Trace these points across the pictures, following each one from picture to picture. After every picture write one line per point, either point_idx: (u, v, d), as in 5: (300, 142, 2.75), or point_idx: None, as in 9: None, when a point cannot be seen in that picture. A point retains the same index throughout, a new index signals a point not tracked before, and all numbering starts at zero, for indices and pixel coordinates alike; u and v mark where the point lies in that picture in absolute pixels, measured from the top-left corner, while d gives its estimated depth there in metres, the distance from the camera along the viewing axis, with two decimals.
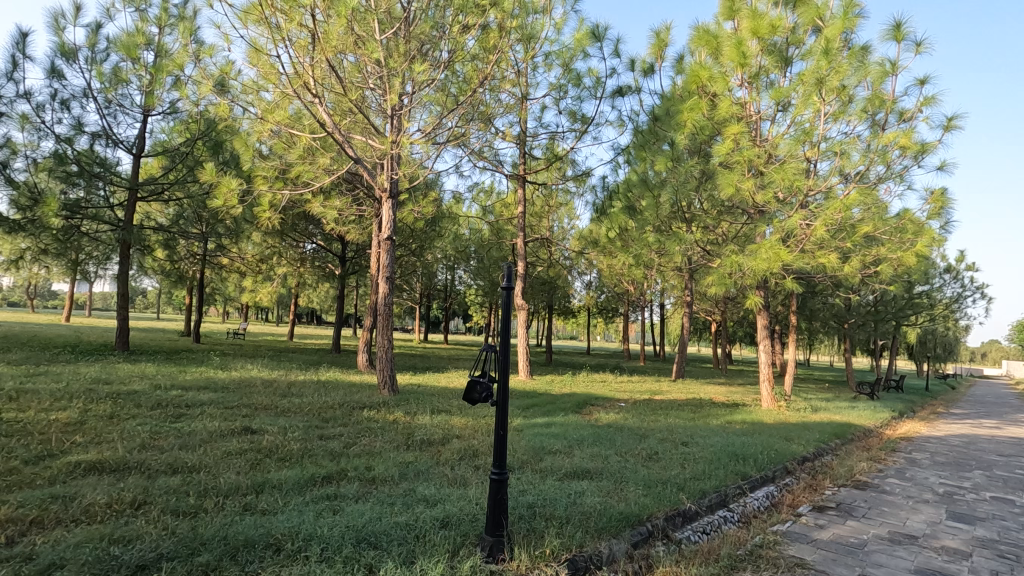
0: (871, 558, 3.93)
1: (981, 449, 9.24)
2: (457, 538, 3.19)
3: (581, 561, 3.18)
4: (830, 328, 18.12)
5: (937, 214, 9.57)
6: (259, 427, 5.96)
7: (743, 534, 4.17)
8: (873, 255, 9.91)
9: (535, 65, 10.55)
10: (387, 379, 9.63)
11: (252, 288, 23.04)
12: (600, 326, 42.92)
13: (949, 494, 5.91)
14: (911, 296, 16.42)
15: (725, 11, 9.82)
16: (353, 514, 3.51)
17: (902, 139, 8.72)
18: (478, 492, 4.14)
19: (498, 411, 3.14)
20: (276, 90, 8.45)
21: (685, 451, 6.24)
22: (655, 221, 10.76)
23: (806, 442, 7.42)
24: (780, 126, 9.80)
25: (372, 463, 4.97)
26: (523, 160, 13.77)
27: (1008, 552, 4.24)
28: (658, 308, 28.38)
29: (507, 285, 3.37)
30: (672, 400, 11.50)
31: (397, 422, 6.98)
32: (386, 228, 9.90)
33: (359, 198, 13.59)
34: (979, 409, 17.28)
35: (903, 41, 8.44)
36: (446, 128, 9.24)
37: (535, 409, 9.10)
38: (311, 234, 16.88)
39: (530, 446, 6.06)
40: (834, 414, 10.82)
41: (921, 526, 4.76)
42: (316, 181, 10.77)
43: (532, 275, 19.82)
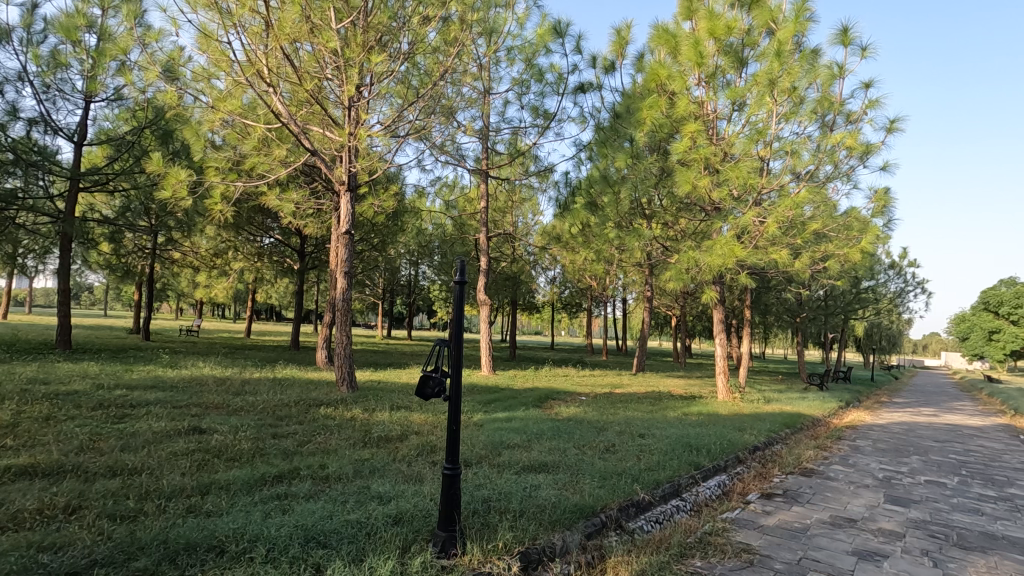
0: (813, 542, 4.10)
1: (919, 436, 9.76)
2: (409, 534, 3.16)
3: (534, 553, 3.21)
4: (784, 322, 18.77)
5: (881, 212, 10.02)
6: (209, 426, 5.77)
7: (694, 523, 4.28)
8: (822, 251, 10.30)
9: (497, 59, 10.48)
10: (346, 375, 9.47)
11: (206, 284, 22.24)
12: (565, 322, 43.24)
13: (887, 479, 6.22)
14: (858, 291, 17.29)
15: (684, 11, 10.00)
16: (304, 514, 3.43)
17: (848, 139, 9.08)
18: (432, 488, 4.12)
19: (451, 406, 3.12)
20: (228, 77, 8.14)
21: (641, 443, 6.37)
22: (616, 217, 10.90)
23: (758, 432, 7.66)
24: (736, 125, 10.07)
25: (326, 461, 4.87)
26: (486, 155, 13.74)
27: (939, 532, 4.49)
28: (621, 303, 28.80)
29: (461, 279, 3.35)
30: (631, 394, 11.66)
31: (354, 419, 6.88)
32: (345, 222, 9.74)
33: (317, 191, 13.27)
34: (919, 398, 18.28)
35: (850, 46, 8.79)
36: (407, 121, 9.14)
37: (496, 404, 9.11)
38: (268, 228, 16.41)
39: (489, 441, 6.06)
40: (785, 405, 11.23)
41: (861, 510, 4.98)
42: (272, 173, 10.46)
43: (495, 270, 19.77)
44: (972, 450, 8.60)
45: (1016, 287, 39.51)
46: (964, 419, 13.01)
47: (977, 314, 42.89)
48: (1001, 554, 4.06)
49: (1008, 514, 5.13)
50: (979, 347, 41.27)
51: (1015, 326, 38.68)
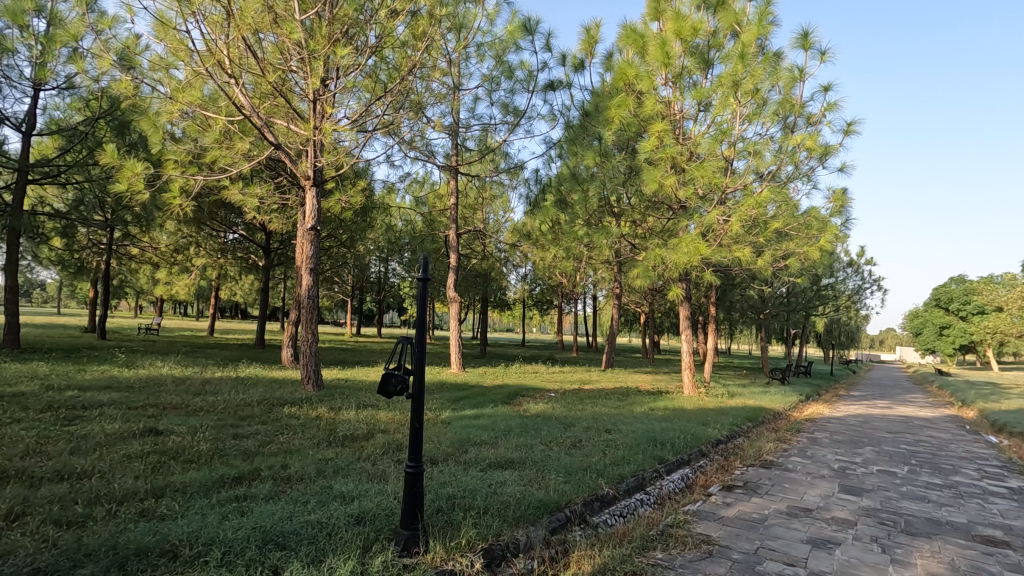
0: (770, 532, 4.22)
1: (873, 428, 10.15)
2: (371, 534, 3.13)
3: (498, 550, 3.22)
4: (749, 318, 19.22)
5: (838, 212, 10.35)
6: (166, 427, 5.59)
7: (657, 516, 4.34)
8: (783, 249, 10.57)
9: (466, 55, 10.40)
10: (311, 374, 9.31)
11: (166, 280, 21.52)
12: (536, 319, 43.36)
13: (842, 470, 6.44)
14: (818, 288, 17.86)
15: (651, 12, 10.13)
16: (263, 516, 3.35)
17: (808, 141, 9.36)
18: (396, 487, 4.08)
19: (414, 403, 3.09)
20: (187, 67, 7.86)
21: (607, 438, 6.45)
22: (585, 215, 10.98)
23: (721, 426, 7.83)
24: (702, 125, 10.26)
25: (289, 461, 4.78)
26: (456, 151, 13.64)
27: (888, 519, 4.67)
28: (591, 300, 29.03)
29: (424, 276, 3.32)
30: (599, 390, 11.79)
31: (319, 418, 6.76)
32: (310, 218, 9.57)
33: (282, 186, 12.99)
34: (875, 392, 19.01)
35: (810, 50, 9.04)
36: (375, 115, 9.02)
37: (464, 401, 9.06)
38: (232, 223, 15.98)
39: (457, 438, 6.04)
40: (748, 399, 11.52)
41: (817, 500, 5.15)
42: (234, 167, 10.18)
43: (465, 267, 19.70)
44: (921, 440, 8.99)
45: (965, 286, 41.40)
46: (916, 411, 13.57)
47: (929, 310, 44.83)
48: (944, 539, 4.26)
49: (952, 500, 5.38)
50: (931, 342, 43.06)
51: (963, 322, 40.54)
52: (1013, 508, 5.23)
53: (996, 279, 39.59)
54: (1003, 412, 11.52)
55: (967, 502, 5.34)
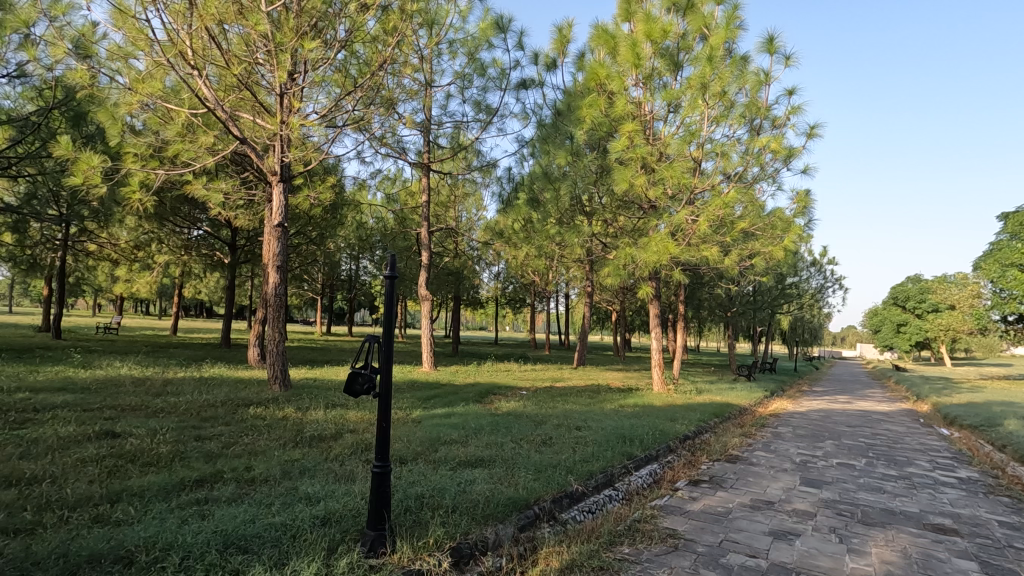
0: (734, 524, 4.32)
1: (834, 422, 10.49)
2: (336, 535, 3.09)
3: (466, 548, 3.21)
4: (717, 316, 19.61)
5: (802, 213, 10.65)
6: (124, 430, 5.40)
7: (625, 511, 4.40)
8: (749, 249, 10.82)
9: (439, 52, 10.31)
10: (278, 373, 9.13)
11: (126, 277, 20.80)
12: (509, 317, 43.42)
13: (804, 463, 6.64)
14: (782, 287, 18.36)
15: (622, 13, 10.25)
16: (225, 519, 3.27)
17: (773, 143, 9.59)
18: (364, 487, 4.03)
19: (381, 403, 3.06)
20: (147, 57, 7.58)
21: (577, 435, 6.50)
22: (557, 214, 11.03)
23: (688, 421, 7.98)
24: (671, 126, 10.42)
25: (254, 463, 4.67)
26: (428, 148, 13.53)
27: (845, 510, 4.84)
28: (563, 298, 29.20)
29: (391, 274, 3.28)
30: (571, 387, 11.87)
31: (286, 418, 6.64)
32: (277, 214, 9.37)
33: (248, 181, 12.66)
34: (836, 387, 19.65)
35: (775, 54, 9.28)
36: (345, 111, 8.87)
37: (436, 400, 9.01)
38: (196, 219, 15.52)
39: (427, 437, 6.00)
40: (715, 395, 11.77)
41: (779, 492, 5.30)
42: (198, 161, 9.88)
43: (437, 265, 19.58)
44: (878, 434, 9.33)
45: (921, 284, 43.11)
46: (874, 405, 14.08)
47: (887, 308, 46.55)
48: (897, 528, 4.43)
49: (905, 490, 5.61)
50: (889, 338, 44.73)
51: (919, 319, 42.18)
52: (962, 497, 5.47)
53: (949, 279, 41.34)
54: (955, 405, 12.04)
55: (920, 492, 5.57)
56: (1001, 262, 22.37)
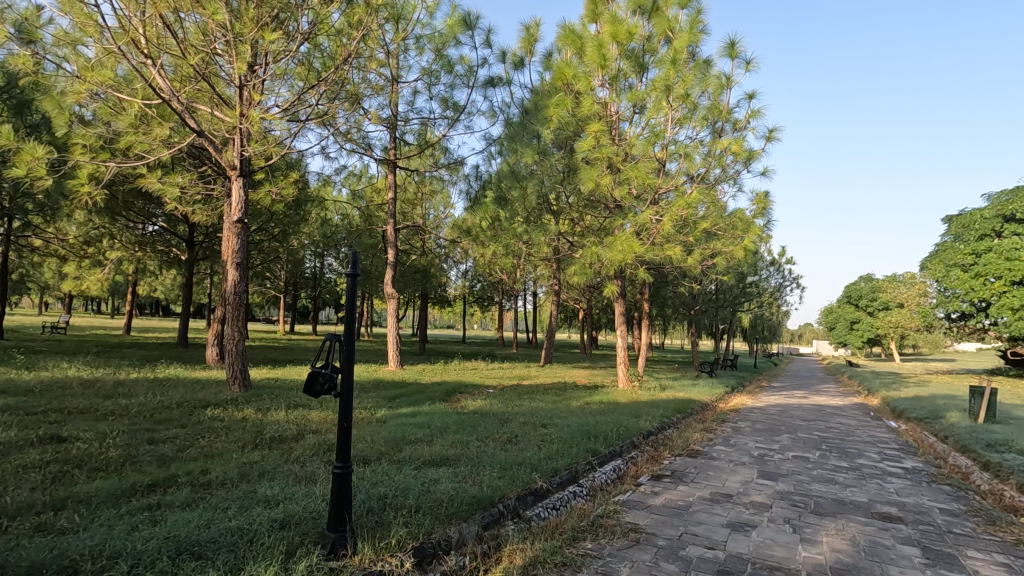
0: (694, 518, 4.42)
1: (790, 416, 10.86)
2: (295, 538, 3.02)
3: (429, 547, 3.19)
4: (680, 314, 20.05)
5: (761, 213, 10.96)
6: (70, 434, 5.16)
7: (588, 507, 4.45)
8: (712, 249, 11.09)
9: (405, 47, 10.18)
10: (237, 373, 8.89)
11: (75, 275, 19.85)
12: (477, 315, 43.35)
13: (761, 456, 6.85)
14: (743, 286, 18.89)
15: (589, 14, 10.36)
16: (178, 524, 3.17)
17: (734, 146, 9.85)
18: (325, 488, 3.96)
19: (342, 403, 3.01)
20: (97, 45, 7.24)
21: (543, 433, 6.55)
22: (524, 212, 11.04)
23: (652, 418, 8.14)
24: (636, 126, 10.57)
25: (210, 466, 4.52)
26: (394, 145, 13.38)
27: (800, 501, 5.02)
28: (531, 296, 29.33)
29: (352, 272, 3.23)
30: (537, 385, 11.95)
31: (245, 420, 6.46)
32: (237, 209, 9.11)
33: (206, 176, 12.26)
34: (793, 383, 20.35)
35: (737, 58, 9.51)
36: (308, 105, 8.68)
37: (401, 399, 8.93)
38: (151, 213, 14.94)
39: (391, 437, 5.92)
40: (678, 391, 12.02)
41: (737, 485, 5.45)
42: (152, 154, 9.51)
43: (404, 263, 19.40)
44: (831, 427, 9.70)
45: (873, 283, 45.00)
46: (828, 400, 14.62)
47: (841, 306, 48.46)
48: (847, 517, 4.62)
49: (855, 481, 5.85)
50: (843, 336, 46.54)
51: (870, 317, 44.02)
52: (907, 486, 5.75)
53: (898, 279, 43.29)
54: (902, 399, 12.62)
55: (869, 482, 5.83)
56: (945, 262, 23.54)
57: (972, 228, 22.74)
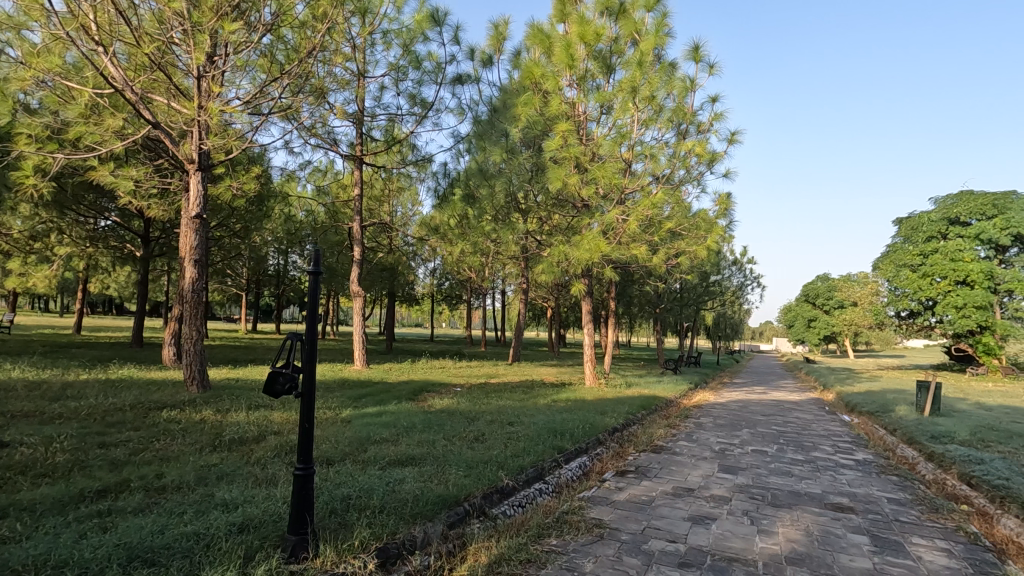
0: (656, 512, 4.52)
1: (750, 411, 11.19)
2: (254, 542, 2.95)
3: (393, 548, 3.15)
4: (646, 312, 20.36)
5: (724, 214, 11.24)
6: (13, 439, 4.91)
7: (553, 504, 4.49)
8: (676, 248, 11.31)
9: (372, 42, 10.02)
10: (195, 374, 8.61)
11: (20, 272, 18.87)
12: (445, 313, 43.06)
13: (722, 451, 7.04)
14: (707, 284, 19.31)
15: (557, 14, 10.43)
16: (130, 530, 3.05)
17: (698, 148, 10.07)
18: (286, 491, 3.88)
19: (304, 403, 2.96)
20: (43, 30, 6.89)
21: (509, 431, 6.57)
22: (492, 211, 11.02)
23: (617, 415, 8.26)
24: (603, 127, 10.69)
25: (165, 470, 4.37)
26: (360, 140, 13.18)
27: (758, 494, 5.18)
28: (499, 295, 29.33)
29: (315, 270, 3.17)
30: (504, 384, 11.98)
31: (203, 421, 6.27)
32: (194, 205, 8.81)
33: (163, 169, 11.83)
34: (754, 379, 20.93)
35: (701, 62, 9.72)
36: (271, 98, 8.46)
37: (367, 399, 8.82)
38: (103, 208, 14.31)
39: (356, 437, 5.84)
40: (643, 389, 12.22)
41: (699, 479, 5.59)
42: (103, 146, 9.11)
43: (370, 260, 19.12)
44: (789, 422, 10.03)
45: (829, 283, 46.68)
46: (786, 395, 15.11)
47: (799, 305, 50.08)
48: (802, 508, 4.79)
49: (810, 473, 6.07)
50: (800, 332, 48.14)
51: (827, 315, 45.62)
52: (858, 477, 6.00)
53: (853, 278, 45.03)
54: (855, 394, 13.14)
55: (823, 474, 6.05)
56: (895, 262, 24.66)
57: (920, 230, 23.84)
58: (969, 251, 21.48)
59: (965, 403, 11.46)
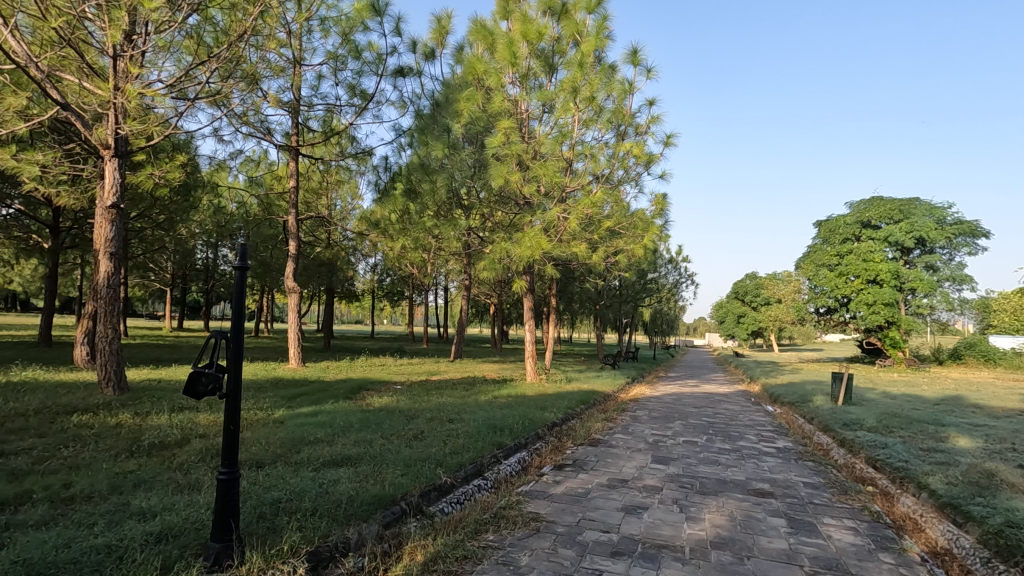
0: (592, 503, 4.64)
1: (683, 404, 11.67)
2: (173, 552, 2.79)
3: (325, 551, 3.05)
4: (586, 309, 20.78)
5: (659, 214, 11.64)
6: None
7: (491, 500, 4.52)
8: (615, 246, 11.62)
9: (309, 28, 9.67)
10: (111, 375, 8.04)
11: None
12: (387, 310, 42.27)
13: (656, 442, 7.31)
14: (644, 282, 19.94)
15: (500, 11, 10.45)
16: (30, 546, 2.82)
17: (636, 149, 10.38)
18: (210, 497, 3.69)
19: (229, 404, 2.82)
20: None
21: (449, 428, 6.53)
22: (434, 207, 10.91)
23: (557, 409, 8.41)
24: (545, 126, 10.80)
25: (73, 479, 4.06)
26: (297, 131, 12.70)
27: (687, 483, 5.41)
28: (442, 291, 29.11)
29: (241, 265, 3.02)
30: (446, 380, 11.94)
31: (120, 426, 5.87)
32: (110, 193, 8.18)
33: (74, 155, 10.93)
34: (687, 373, 21.85)
35: (639, 66, 10.00)
36: (198, 82, 8.02)
37: (303, 398, 8.55)
38: (5, 195, 13.06)
39: (288, 438, 5.64)
40: (582, 383, 12.51)
41: (632, 471, 5.78)
42: (4, 127, 8.31)
43: (308, 255, 18.51)
44: (718, 413, 10.56)
45: (756, 281, 49.36)
46: (716, 388, 15.88)
47: (730, 301, 52.61)
48: (727, 495, 5.05)
49: (736, 461, 6.40)
50: (730, 329, 50.54)
51: (754, 311, 48.18)
52: (779, 464, 6.38)
53: (778, 278, 47.82)
54: (778, 385, 13.98)
55: (747, 462, 6.40)
56: (815, 262, 26.38)
57: (837, 232, 25.61)
58: (879, 252, 23.24)
59: (874, 393, 12.44)
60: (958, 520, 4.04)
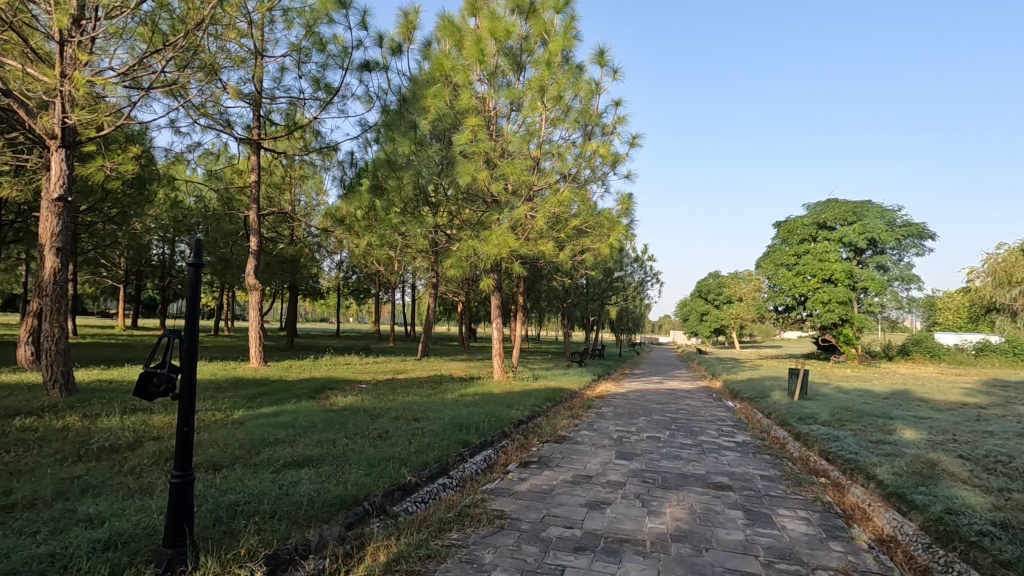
0: (556, 500, 4.68)
1: (647, 400, 11.89)
2: (121, 558, 2.69)
3: (284, 554, 2.99)
4: (553, 307, 20.93)
5: (625, 214, 11.81)
6: None
7: (456, 499, 4.50)
8: (581, 245, 11.74)
9: (271, 19, 9.41)
10: (57, 377, 7.68)
11: None
12: (352, 308, 41.61)
13: (620, 438, 7.43)
14: (610, 281, 20.18)
15: (467, 7, 10.39)
16: None
17: (602, 148, 10.50)
18: (163, 502, 3.57)
19: (182, 406, 2.73)
20: None
21: (414, 427, 6.48)
22: (400, 203, 10.79)
23: (523, 407, 8.45)
24: (513, 124, 10.82)
25: (14, 486, 3.85)
26: (258, 124, 12.37)
27: (650, 477, 5.52)
28: (409, 289, 28.82)
29: (195, 261, 2.92)
30: (412, 379, 11.83)
31: (67, 429, 5.61)
32: (56, 185, 7.76)
33: (17, 144, 10.36)
34: (652, 370, 22.28)
35: (605, 66, 10.11)
36: (153, 71, 7.71)
37: (264, 398, 8.35)
38: None
39: (248, 439, 5.50)
40: (548, 381, 12.59)
41: (597, 466, 5.86)
42: None
43: (270, 252, 18.04)
44: (680, 409, 10.80)
45: (719, 279, 50.57)
46: (679, 385, 16.23)
47: (693, 299, 53.83)
48: (687, 488, 5.17)
49: (696, 456, 6.56)
50: (694, 326, 51.65)
51: (717, 309, 49.37)
52: (737, 458, 6.57)
53: (740, 276, 49.10)
54: (738, 382, 14.38)
55: (707, 457, 6.56)
56: (774, 261, 27.21)
57: (794, 233, 26.48)
58: (834, 253, 24.14)
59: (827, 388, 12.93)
60: (903, 509, 4.24)
